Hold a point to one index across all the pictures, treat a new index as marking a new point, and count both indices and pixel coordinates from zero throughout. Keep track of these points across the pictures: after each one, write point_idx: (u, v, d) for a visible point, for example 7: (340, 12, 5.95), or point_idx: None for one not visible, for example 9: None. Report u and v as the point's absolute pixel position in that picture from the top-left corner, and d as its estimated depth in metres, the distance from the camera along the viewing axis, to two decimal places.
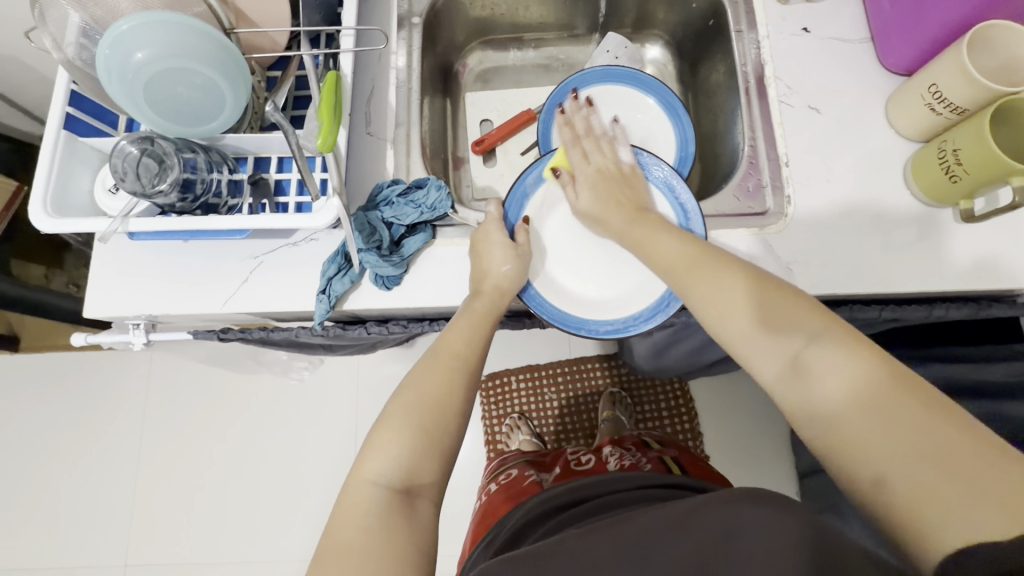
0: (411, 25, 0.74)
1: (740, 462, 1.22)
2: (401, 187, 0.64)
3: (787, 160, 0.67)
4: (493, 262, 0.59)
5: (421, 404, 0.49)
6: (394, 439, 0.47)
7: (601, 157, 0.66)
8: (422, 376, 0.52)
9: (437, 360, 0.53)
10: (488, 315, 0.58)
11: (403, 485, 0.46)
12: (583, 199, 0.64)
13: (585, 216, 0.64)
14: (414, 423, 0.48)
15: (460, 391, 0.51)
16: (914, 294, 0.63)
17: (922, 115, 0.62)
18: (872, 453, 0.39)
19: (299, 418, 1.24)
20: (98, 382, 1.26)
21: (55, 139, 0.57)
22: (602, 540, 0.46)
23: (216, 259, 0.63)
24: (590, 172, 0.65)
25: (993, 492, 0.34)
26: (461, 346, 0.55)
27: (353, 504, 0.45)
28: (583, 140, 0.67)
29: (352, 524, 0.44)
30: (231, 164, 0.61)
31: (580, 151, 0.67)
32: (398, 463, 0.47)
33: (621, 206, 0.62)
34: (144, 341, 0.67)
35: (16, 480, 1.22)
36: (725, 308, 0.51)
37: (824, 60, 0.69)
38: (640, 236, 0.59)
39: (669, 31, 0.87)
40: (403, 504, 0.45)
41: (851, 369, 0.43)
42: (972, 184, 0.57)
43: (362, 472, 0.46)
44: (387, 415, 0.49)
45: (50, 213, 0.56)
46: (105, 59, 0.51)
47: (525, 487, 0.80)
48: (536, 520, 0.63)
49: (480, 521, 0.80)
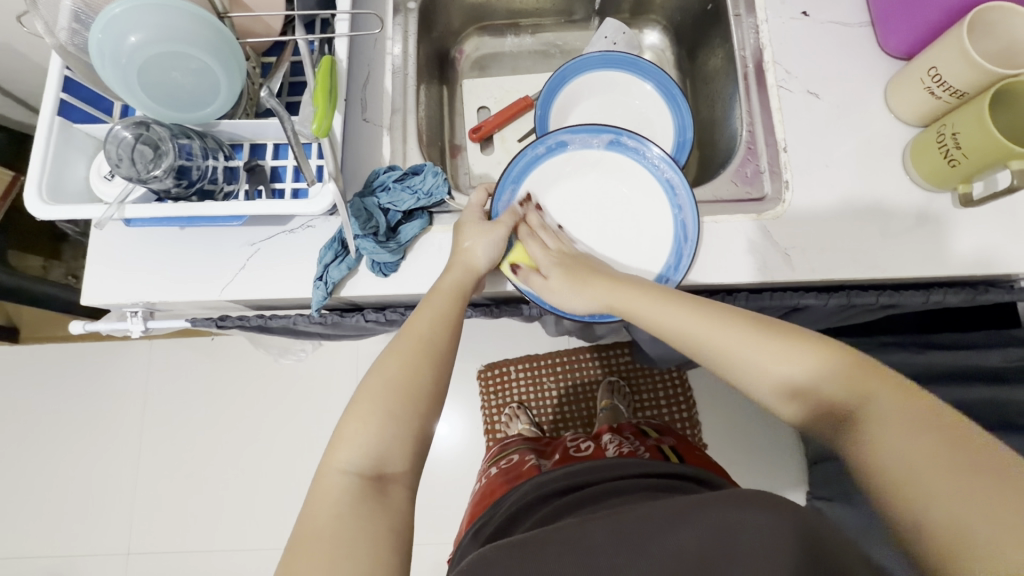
0: (407, 10, 0.73)
1: (737, 450, 1.23)
2: (398, 173, 0.63)
3: (785, 146, 0.66)
4: (463, 238, 0.61)
5: (386, 389, 0.50)
6: (362, 427, 0.47)
7: (557, 244, 0.65)
8: (386, 365, 0.52)
9: (402, 345, 0.54)
10: (456, 297, 0.57)
11: (375, 471, 0.46)
12: (556, 283, 0.61)
13: (559, 300, 0.61)
14: (381, 408, 0.49)
15: (427, 369, 0.52)
16: (912, 280, 0.63)
17: (922, 99, 0.62)
18: (913, 486, 0.35)
19: (298, 408, 1.24)
20: (97, 372, 1.27)
21: (50, 125, 0.57)
22: (595, 529, 0.47)
23: (214, 246, 0.63)
24: (553, 260, 0.63)
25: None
26: (426, 328, 0.55)
27: (323, 493, 0.45)
28: (538, 232, 0.65)
29: (325, 511, 0.44)
30: (226, 151, 0.60)
31: (537, 242, 0.64)
32: (365, 451, 0.47)
33: (594, 279, 0.60)
34: (141, 328, 0.67)
35: (17, 469, 1.23)
36: (728, 345, 0.49)
37: (823, 44, 0.69)
38: (623, 300, 0.57)
39: (667, 16, 0.86)
40: (375, 490, 0.45)
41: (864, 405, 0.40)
42: (971, 169, 0.57)
43: (332, 461, 0.47)
44: (353, 404, 0.50)
45: (46, 200, 0.56)
46: (98, 43, 0.50)
47: (523, 471, 0.81)
48: (534, 505, 0.63)
49: (478, 503, 0.81)
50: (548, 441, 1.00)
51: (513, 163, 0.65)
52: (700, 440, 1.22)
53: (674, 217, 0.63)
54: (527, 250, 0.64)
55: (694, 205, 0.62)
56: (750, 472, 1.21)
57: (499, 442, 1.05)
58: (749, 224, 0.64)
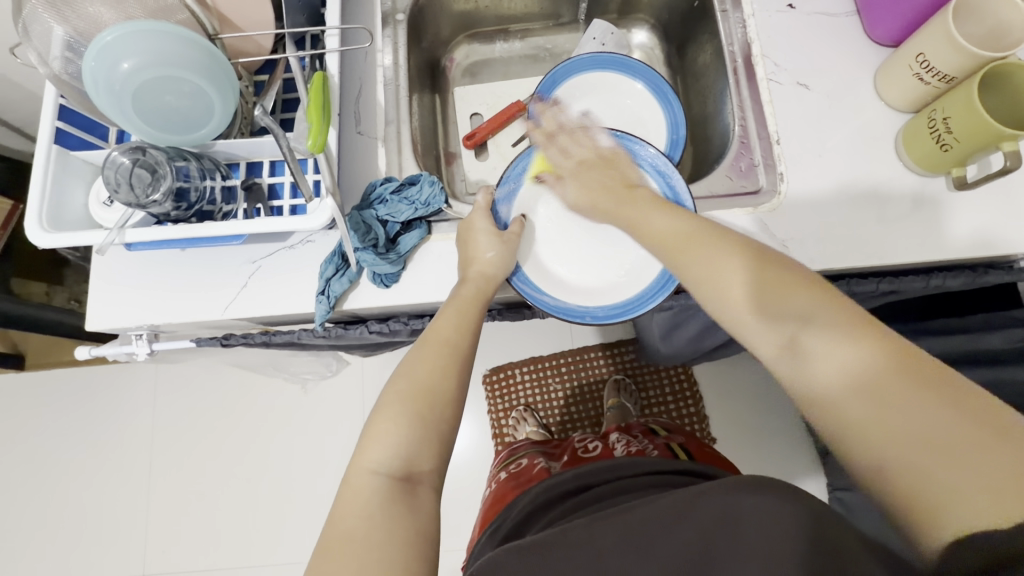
0: (396, 22, 0.74)
1: (747, 443, 1.22)
2: (394, 184, 0.64)
3: (778, 138, 0.67)
4: (472, 252, 0.60)
5: (413, 392, 0.50)
6: (392, 429, 0.48)
7: (579, 149, 0.66)
8: (413, 367, 0.52)
9: (427, 347, 0.53)
10: (475, 300, 0.57)
11: (403, 473, 0.46)
12: (573, 194, 0.64)
13: (574, 208, 0.65)
14: (407, 411, 0.49)
15: (453, 372, 0.52)
16: (912, 265, 0.64)
17: (911, 85, 0.62)
18: (864, 436, 0.38)
19: (307, 421, 1.25)
20: (105, 395, 1.27)
21: (48, 154, 0.57)
22: (607, 530, 0.46)
23: (216, 266, 0.63)
24: (573, 165, 0.65)
25: (986, 476, 0.32)
26: (450, 332, 0.54)
27: (353, 494, 0.45)
28: (560, 138, 0.68)
29: (355, 512, 0.44)
30: (223, 171, 0.61)
31: (557, 149, 0.67)
32: (396, 452, 0.47)
33: (608, 188, 0.62)
34: (147, 351, 0.68)
35: (30, 496, 1.23)
36: (714, 281, 0.50)
37: (811, 34, 0.69)
38: (631, 215, 0.58)
39: (654, 15, 0.86)
40: (405, 492, 0.45)
41: (854, 359, 0.40)
42: (963, 153, 0.57)
43: (362, 461, 0.47)
44: (381, 406, 0.50)
45: (47, 228, 0.56)
46: (92, 71, 0.51)
47: (533, 475, 0.81)
48: (542, 507, 0.63)
49: (489, 508, 0.81)
50: (558, 443, 1.00)
51: (500, 192, 0.66)
52: (709, 434, 1.23)
53: None
54: (547, 155, 0.66)
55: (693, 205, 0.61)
56: (761, 464, 1.21)
57: (507, 444, 1.05)
58: (746, 218, 0.64)
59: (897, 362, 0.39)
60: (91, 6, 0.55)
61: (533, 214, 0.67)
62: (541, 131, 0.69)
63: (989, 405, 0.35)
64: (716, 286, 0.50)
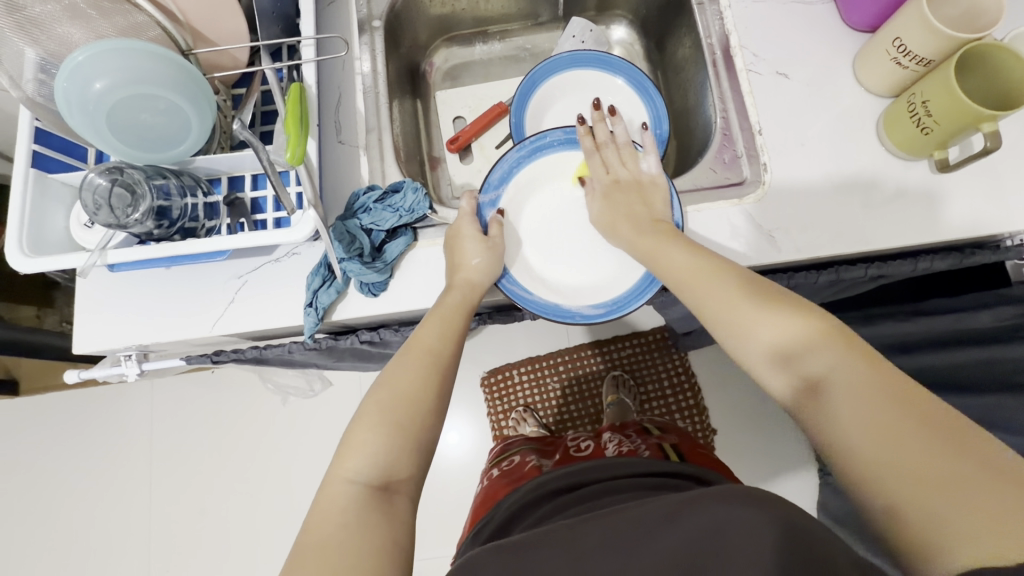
0: (372, 28, 0.73)
1: (746, 433, 1.23)
2: (378, 192, 0.63)
3: (760, 128, 0.67)
4: (462, 257, 0.59)
5: (395, 402, 0.49)
6: (372, 437, 0.47)
7: (622, 167, 0.64)
8: (396, 375, 0.51)
9: (409, 354, 0.53)
10: (460, 308, 0.57)
11: (381, 481, 0.46)
12: (598, 205, 0.64)
13: (595, 224, 0.64)
14: (387, 420, 0.48)
15: (434, 382, 0.52)
16: (899, 249, 0.64)
17: (890, 70, 0.62)
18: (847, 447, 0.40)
19: (305, 433, 1.24)
20: (100, 416, 1.26)
21: (25, 178, 0.56)
22: (586, 533, 0.47)
23: (201, 283, 0.63)
24: (607, 180, 0.64)
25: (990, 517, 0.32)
26: (433, 339, 0.54)
27: (329, 503, 0.45)
28: (604, 149, 0.66)
29: (330, 520, 0.43)
30: (205, 186, 0.60)
31: (602, 159, 0.65)
32: (374, 461, 0.46)
33: (632, 215, 0.61)
34: (137, 371, 0.67)
35: (29, 521, 1.22)
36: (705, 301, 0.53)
37: (788, 23, 0.69)
38: (648, 247, 0.58)
39: (632, 10, 0.86)
40: (381, 500, 0.45)
41: (851, 390, 0.42)
42: (943, 136, 0.57)
43: (340, 470, 0.46)
44: (361, 414, 0.49)
45: (27, 253, 0.56)
46: (64, 92, 0.50)
47: (525, 472, 0.80)
48: (531, 504, 0.64)
49: (480, 505, 0.81)
50: (551, 440, 1.00)
51: (483, 193, 0.65)
52: (707, 427, 1.23)
53: (660, 219, 0.62)
54: (589, 162, 0.66)
55: (678, 200, 0.61)
56: (758, 453, 1.21)
57: (502, 441, 1.06)
58: (731, 209, 0.64)
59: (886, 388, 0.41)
60: (60, 27, 0.54)
61: (517, 216, 0.66)
62: (592, 136, 0.66)
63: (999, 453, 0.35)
64: (738, 326, 0.50)
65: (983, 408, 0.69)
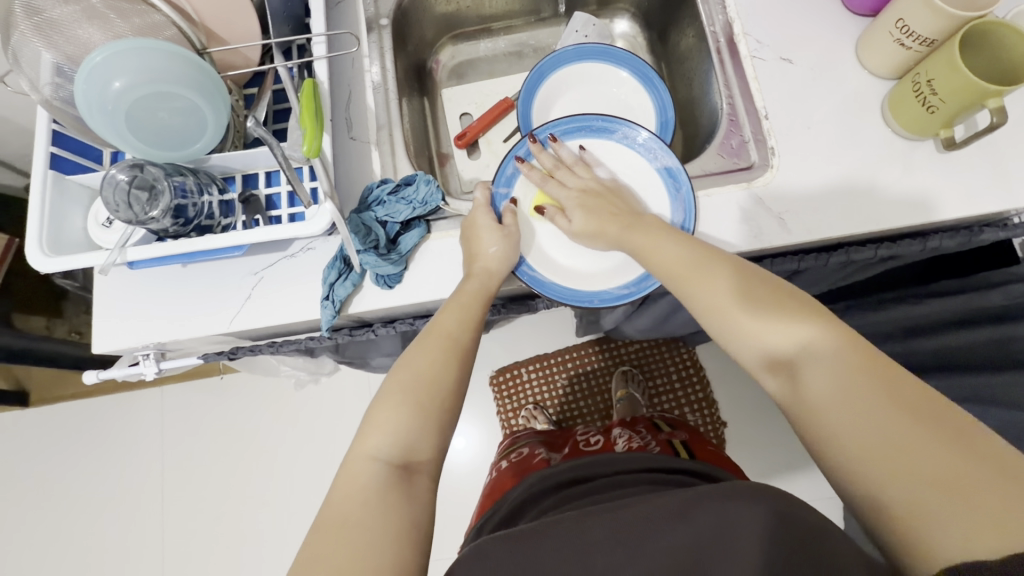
0: (380, 27, 0.75)
1: (758, 423, 1.24)
2: (391, 185, 0.64)
3: (767, 113, 0.68)
4: (479, 248, 0.60)
5: (417, 382, 0.50)
6: (392, 416, 0.48)
7: (579, 179, 0.64)
8: (416, 358, 0.52)
9: (429, 340, 0.53)
10: (478, 297, 0.57)
11: (403, 460, 0.46)
12: (575, 221, 0.62)
13: (582, 237, 0.62)
14: (410, 400, 0.49)
15: (454, 364, 0.52)
16: (909, 228, 0.64)
17: (893, 51, 0.62)
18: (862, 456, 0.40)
19: (317, 436, 1.24)
20: (110, 423, 1.26)
21: (44, 180, 0.57)
22: (589, 527, 0.48)
23: (219, 279, 0.63)
24: (574, 195, 0.63)
25: (994, 509, 0.34)
26: (453, 326, 0.54)
27: (351, 480, 0.45)
28: (556, 172, 0.65)
29: (352, 498, 0.44)
30: (219, 184, 0.60)
31: (555, 181, 0.64)
32: (396, 440, 0.47)
33: (614, 217, 0.61)
34: (155, 369, 0.67)
35: (41, 529, 1.22)
36: (715, 301, 0.51)
37: (790, 10, 0.70)
38: (639, 243, 0.57)
39: (634, 4, 0.88)
40: (403, 479, 0.45)
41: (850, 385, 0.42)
42: (950, 113, 0.58)
43: (362, 448, 0.47)
44: (382, 394, 0.50)
45: (47, 253, 0.56)
46: (83, 93, 0.51)
47: (532, 464, 0.81)
48: (538, 494, 0.65)
49: (487, 497, 0.82)
50: (559, 434, 1.00)
51: (496, 182, 0.65)
52: (718, 419, 1.24)
53: (671, 191, 0.64)
54: (546, 190, 0.64)
55: (686, 174, 0.63)
56: (768, 442, 1.23)
57: (510, 435, 1.05)
58: (742, 195, 0.65)
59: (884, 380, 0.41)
60: (80, 29, 0.55)
61: (529, 207, 0.67)
62: (538, 169, 0.65)
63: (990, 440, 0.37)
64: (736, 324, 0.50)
65: (998, 386, 0.70)
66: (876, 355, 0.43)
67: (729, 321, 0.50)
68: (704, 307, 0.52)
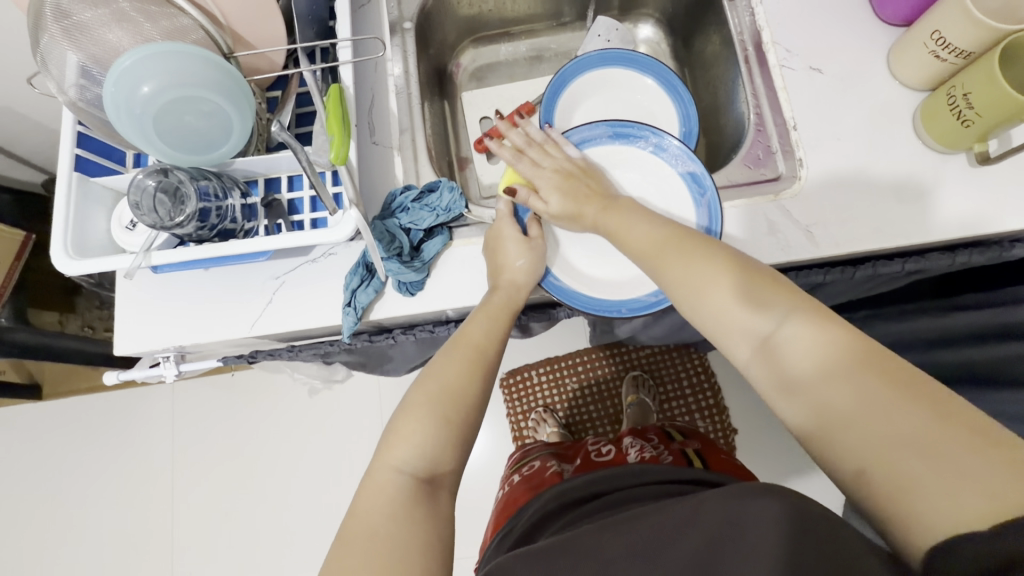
0: (403, 30, 0.74)
1: (770, 432, 1.23)
2: (415, 192, 0.64)
3: (795, 123, 0.67)
4: (504, 259, 0.59)
5: (442, 395, 0.49)
6: (418, 429, 0.47)
7: (552, 160, 0.64)
8: (440, 369, 0.51)
9: (455, 352, 0.53)
10: (505, 308, 0.57)
11: (427, 474, 0.46)
12: (552, 204, 0.61)
13: (559, 220, 0.62)
14: (435, 413, 0.48)
15: (478, 376, 0.52)
16: (937, 244, 0.64)
17: (927, 62, 0.61)
18: (844, 436, 0.39)
19: (328, 436, 1.25)
20: (123, 418, 1.27)
21: (68, 182, 0.57)
22: (607, 540, 0.48)
23: (241, 283, 0.63)
24: (549, 176, 0.62)
25: (982, 484, 0.33)
26: (479, 337, 0.54)
27: (376, 492, 0.45)
28: (529, 151, 0.65)
29: (377, 510, 0.44)
30: (242, 188, 0.60)
31: (529, 161, 0.65)
32: (421, 453, 0.47)
33: (590, 198, 0.61)
34: (175, 372, 0.67)
35: (54, 521, 1.24)
36: (698, 284, 0.51)
37: (821, 19, 0.69)
38: (613, 223, 0.58)
39: (659, 9, 0.87)
40: (427, 493, 0.45)
41: (830, 366, 0.42)
42: (986, 128, 0.57)
43: (387, 459, 0.46)
44: (406, 406, 0.49)
45: (72, 255, 0.56)
46: (112, 97, 0.51)
47: (545, 479, 0.81)
48: (555, 512, 0.64)
49: (501, 512, 0.81)
50: (570, 445, 0.99)
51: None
52: (729, 428, 1.23)
53: (694, 197, 0.62)
54: (518, 168, 0.64)
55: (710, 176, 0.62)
56: (780, 451, 1.22)
57: (522, 446, 1.04)
58: (767, 205, 0.64)
59: (865, 358, 0.41)
60: (109, 32, 0.55)
61: None
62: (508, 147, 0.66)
63: (973, 412, 0.36)
64: (716, 308, 0.50)
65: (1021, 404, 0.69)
66: (857, 334, 0.43)
67: (710, 310, 0.50)
68: (686, 291, 0.52)
